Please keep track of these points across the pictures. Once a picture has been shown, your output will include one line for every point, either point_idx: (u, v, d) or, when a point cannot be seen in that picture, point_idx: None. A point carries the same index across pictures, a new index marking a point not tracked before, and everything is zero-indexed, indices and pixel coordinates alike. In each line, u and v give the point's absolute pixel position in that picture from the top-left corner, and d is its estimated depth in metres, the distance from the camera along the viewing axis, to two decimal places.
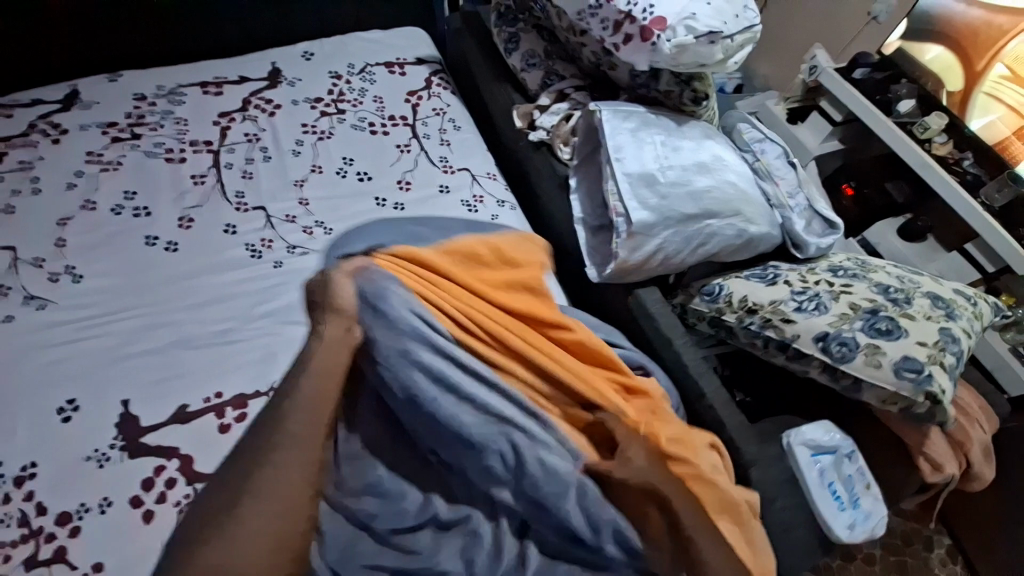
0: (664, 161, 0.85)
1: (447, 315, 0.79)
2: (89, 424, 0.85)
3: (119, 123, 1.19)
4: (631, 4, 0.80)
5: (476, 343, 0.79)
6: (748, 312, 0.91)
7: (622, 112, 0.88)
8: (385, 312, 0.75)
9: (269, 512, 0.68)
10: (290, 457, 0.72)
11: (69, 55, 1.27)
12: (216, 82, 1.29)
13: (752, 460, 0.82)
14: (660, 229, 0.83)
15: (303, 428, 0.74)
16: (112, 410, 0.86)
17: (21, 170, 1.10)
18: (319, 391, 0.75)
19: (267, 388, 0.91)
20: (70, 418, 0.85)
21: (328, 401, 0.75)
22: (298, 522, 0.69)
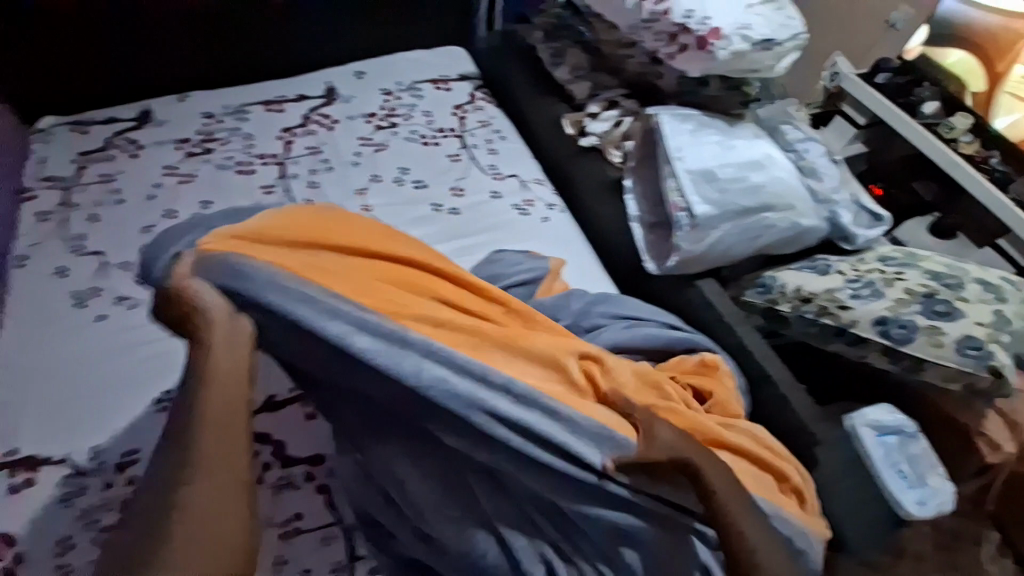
0: (721, 160, 0.91)
1: (333, 285, 0.69)
2: None
3: (192, 139, 1.27)
4: (687, 16, 0.86)
5: (381, 304, 0.69)
6: (803, 301, 0.95)
7: (680, 115, 0.95)
8: (245, 288, 0.65)
9: (201, 519, 0.48)
10: (214, 458, 0.52)
11: (137, 75, 1.34)
12: (277, 100, 1.37)
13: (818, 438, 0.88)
14: (721, 222, 0.89)
15: (215, 434, 0.53)
16: None
17: (103, 182, 1.17)
18: (229, 386, 0.57)
19: None
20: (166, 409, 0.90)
21: (239, 380, 0.58)
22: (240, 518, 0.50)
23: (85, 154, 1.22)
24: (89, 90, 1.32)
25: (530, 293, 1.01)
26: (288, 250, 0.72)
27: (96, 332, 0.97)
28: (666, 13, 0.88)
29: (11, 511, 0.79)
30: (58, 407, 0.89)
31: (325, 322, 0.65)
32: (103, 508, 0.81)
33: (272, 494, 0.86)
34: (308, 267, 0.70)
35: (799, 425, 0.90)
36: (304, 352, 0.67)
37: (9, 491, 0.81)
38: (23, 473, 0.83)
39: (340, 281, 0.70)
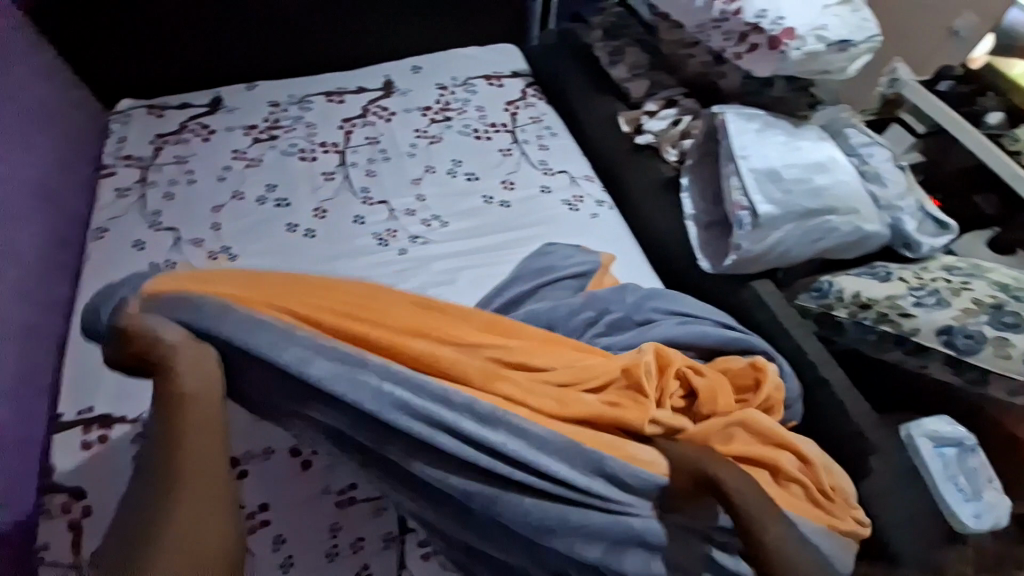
0: (786, 160, 0.91)
1: (292, 311, 0.70)
2: None
3: (259, 126, 1.33)
4: (761, 16, 0.85)
5: (341, 327, 0.70)
6: (861, 307, 0.94)
7: (745, 114, 0.95)
8: (204, 323, 0.65)
9: (185, 531, 0.49)
10: (193, 473, 0.53)
11: (207, 64, 1.41)
12: (338, 92, 1.42)
13: (875, 446, 0.86)
14: (784, 223, 0.88)
15: (191, 455, 0.54)
16: None
17: (177, 163, 1.24)
18: (193, 406, 0.58)
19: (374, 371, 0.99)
20: None
21: (213, 399, 0.60)
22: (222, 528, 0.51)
23: (160, 135, 1.29)
24: (163, 77, 1.39)
25: (582, 286, 1.02)
26: (243, 283, 0.74)
27: None
28: (738, 12, 0.87)
29: (91, 464, 0.86)
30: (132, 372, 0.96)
31: (283, 344, 0.66)
32: None
33: (324, 468, 0.89)
34: (266, 295, 0.71)
35: (855, 432, 0.89)
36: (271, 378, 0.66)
37: (83, 446, 0.88)
38: (97, 430, 0.90)
39: (301, 307, 0.71)
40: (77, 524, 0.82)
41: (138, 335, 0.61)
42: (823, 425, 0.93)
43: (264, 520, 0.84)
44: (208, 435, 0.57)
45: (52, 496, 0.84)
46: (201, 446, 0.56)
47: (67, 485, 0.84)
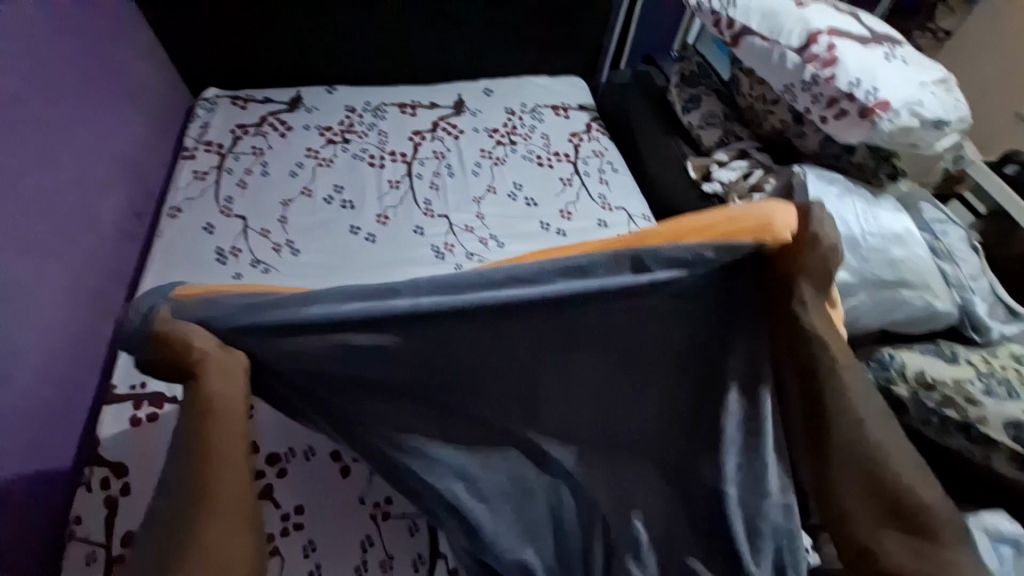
0: (867, 227, 0.90)
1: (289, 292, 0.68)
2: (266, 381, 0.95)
3: (334, 128, 1.37)
4: (853, 85, 0.87)
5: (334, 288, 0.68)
6: (925, 387, 0.91)
7: (826, 177, 0.95)
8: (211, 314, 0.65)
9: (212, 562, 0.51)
10: (218, 502, 0.55)
11: (292, 64, 1.46)
12: (411, 105, 1.46)
13: None
14: (858, 290, 0.89)
15: (215, 461, 0.57)
16: None
17: (253, 154, 1.28)
18: (213, 416, 0.59)
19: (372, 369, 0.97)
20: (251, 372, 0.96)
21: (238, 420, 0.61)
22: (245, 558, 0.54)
23: (241, 126, 1.34)
24: (246, 68, 1.44)
25: None
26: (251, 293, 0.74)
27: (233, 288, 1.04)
28: (831, 78, 0.88)
29: (136, 441, 0.84)
30: None
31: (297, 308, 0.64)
32: None
33: (365, 473, 0.87)
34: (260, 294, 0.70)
35: None
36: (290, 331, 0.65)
37: (133, 423, 0.85)
38: (148, 407, 0.87)
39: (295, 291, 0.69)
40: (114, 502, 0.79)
41: (176, 337, 0.61)
42: None
43: (297, 523, 0.82)
44: (233, 447, 0.59)
45: (94, 469, 0.82)
46: (223, 471, 0.57)
47: (111, 460, 0.82)
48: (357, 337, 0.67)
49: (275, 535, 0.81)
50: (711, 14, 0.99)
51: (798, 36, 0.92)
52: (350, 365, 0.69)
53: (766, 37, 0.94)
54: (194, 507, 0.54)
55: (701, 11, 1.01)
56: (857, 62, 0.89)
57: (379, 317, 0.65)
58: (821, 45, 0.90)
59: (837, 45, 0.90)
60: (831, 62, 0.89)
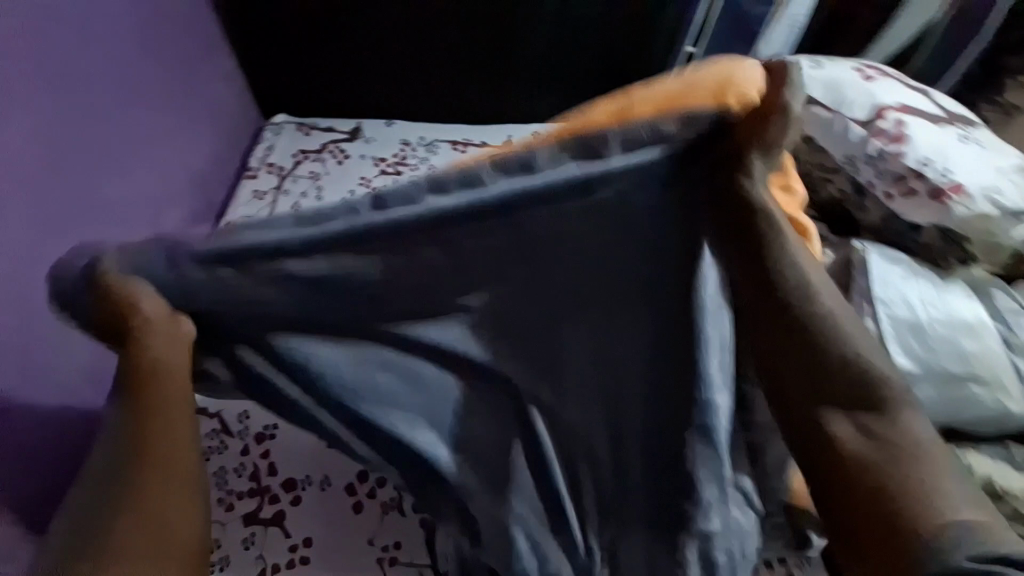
0: (934, 314, 0.85)
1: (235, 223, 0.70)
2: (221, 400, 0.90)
3: (388, 159, 1.43)
4: (924, 164, 0.88)
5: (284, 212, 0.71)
6: (994, 497, 0.83)
7: (890, 255, 0.90)
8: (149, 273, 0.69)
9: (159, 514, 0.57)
10: (159, 464, 0.61)
11: (356, 96, 1.53)
12: (463, 142, 1.51)
13: None
14: (921, 382, 0.83)
15: (155, 417, 0.63)
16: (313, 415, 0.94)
17: (311, 178, 1.35)
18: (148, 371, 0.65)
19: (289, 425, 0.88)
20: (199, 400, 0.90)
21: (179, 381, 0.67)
22: (186, 515, 0.59)
23: (302, 151, 1.42)
24: (313, 97, 1.53)
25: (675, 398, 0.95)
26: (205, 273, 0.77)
27: None
28: (899, 154, 0.89)
29: None
30: None
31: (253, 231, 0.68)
32: (234, 472, 0.85)
33: (378, 513, 0.83)
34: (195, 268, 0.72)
35: None
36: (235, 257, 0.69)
37: None
38: None
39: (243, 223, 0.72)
40: None
41: (119, 299, 0.66)
42: None
43: (303, 558, 0.80)
44: (178, 409, 0.65)
45: None
46: (168, 434, 0.63)
47: None
48: (297, 265, 0.70)
49: (281, 566, 0.79)
50: None
51: (864, 110, 0.93)
52: (313, 288, 0.73)
53: (830, 107, 0.95)
54: (135, 466, 0.59)
55: None
56: (929, 142, 0.89)
57: (316, 242, 0.68)
58: (889, 120, 0.91)
59: (907, 122, 0.91)
60: (899, 138, 0.89)
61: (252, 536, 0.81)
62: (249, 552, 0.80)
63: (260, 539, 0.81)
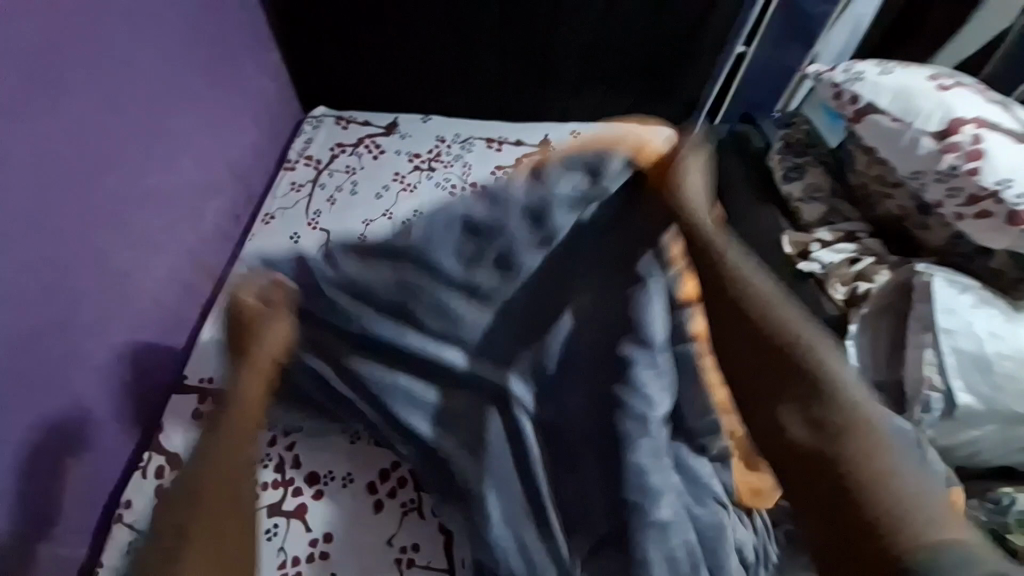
0: (1004, 349, 0.79)
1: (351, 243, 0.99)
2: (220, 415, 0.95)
3: (422, 155, 1.42)
4: (1002, 185, 0.79)
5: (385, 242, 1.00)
6: None
7: (956, 283, 0.84)
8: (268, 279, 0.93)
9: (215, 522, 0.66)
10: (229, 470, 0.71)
11: (393, 89, 1.53)
12: (498, 140, 1.49)
13: None
14: (986, 421, 0.79)
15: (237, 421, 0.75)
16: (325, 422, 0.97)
17: (347, 173, 1.36)
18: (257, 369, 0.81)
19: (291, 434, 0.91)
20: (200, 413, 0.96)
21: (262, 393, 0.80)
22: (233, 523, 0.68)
23: (339, 145, 1.43)
24: (352, 91, 1.53)
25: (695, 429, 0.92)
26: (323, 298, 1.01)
27: None
28: (974, 173, 0.80)
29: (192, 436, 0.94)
30: None
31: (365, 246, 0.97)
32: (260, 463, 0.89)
33: (396, 512, 0.85)
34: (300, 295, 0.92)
35: None
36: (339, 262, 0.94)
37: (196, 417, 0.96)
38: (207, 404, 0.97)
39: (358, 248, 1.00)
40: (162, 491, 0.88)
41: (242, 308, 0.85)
42: None
43: (323, 553, 0.82)
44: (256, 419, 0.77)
45: (153, 455, 0.93)
46: (239, 443, 0.73)
47: (170, 450, 0.92)
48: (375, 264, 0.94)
49: (302, 559, 0.82)
50: (832, 86, 0.96)
51: (938, 120, 0.85)
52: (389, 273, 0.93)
53: (897, 118, 0.88)
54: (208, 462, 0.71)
55: (823, 82, 0.98)
56: (1010, 159, 0.80)
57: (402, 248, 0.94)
58: (965, 134, 0.82)
59: (985, 136, 0.82)
60: (976, 155, 0.81)
61: (275, 527, 0.84)
62: (272, 543, 0.82)
63: (282, 530, 0.84)
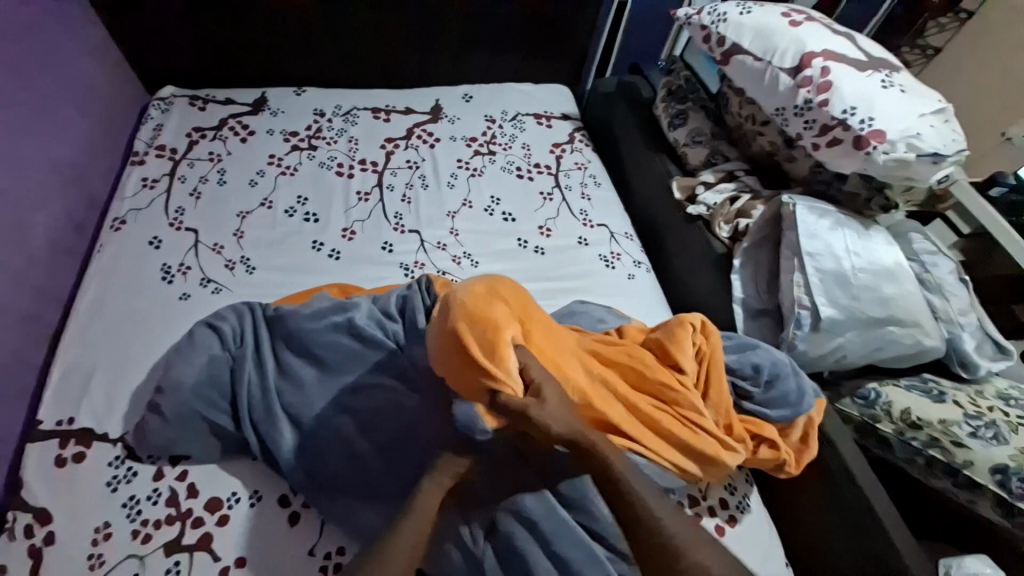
0: (858, 263, 0.88)
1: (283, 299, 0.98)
2: (90, 458, 0.78)
3: (300, 133, 1.28)
4: (847, 113, 0.84)
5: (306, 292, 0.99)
6: (910, 426, 0.89)
7: (817, 209, 0.92)
8: (277, 338, 0.86)
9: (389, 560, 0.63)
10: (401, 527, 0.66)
11: (256, 62, 1.35)
12: (386, 110, 1.38)
13: None
14: (846, 329, 0.86)
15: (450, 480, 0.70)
16: (204, 436, 0.78)
17: (211, 160, 1.19)
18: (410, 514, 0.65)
19: (176, 463, 0.78)
20: (64, 462, 0.77)
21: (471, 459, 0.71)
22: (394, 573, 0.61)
23: (198, 129, 1.24)
24: (206, 67, 1.33)
25: None
26: None
27: (178, 310, 0.95)
28: (825, 104, 0.85)
29: (60, 486, 0.75)
30: (121, 380, 0.85)
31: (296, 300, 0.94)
32: (149, 500, 0.75)
33: (316, 522, 0.77)
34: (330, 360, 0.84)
35: (898, 567, 0.76)
36: (263, 316, 0.89)
37: (56, 465, 0.77)
38: (75, 446, 0.79)
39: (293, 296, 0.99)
40: (35, 555, 0.70)
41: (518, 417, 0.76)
42: (861, 553, 0.81)
43: None
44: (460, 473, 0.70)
45: (13, 517, 0.73)
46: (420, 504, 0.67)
47: (32, 507, 0.73)
48: (285, 319, 0.87)
49: None
50: (702, 30, 0.99)
51: (791, 57, 0.89)
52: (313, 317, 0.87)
53: (758, 57, 0.92)
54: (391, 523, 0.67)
55: (692, 26, 1.01)
56: (853, 90, 0.85)
57: (277, 331, 0.87)
58: (815, 68, 0.87)
59: (832, 68, 0.87)
60: (825, 87, 0.86)
61: (175, 566, 0.71)
62: None
63: (183, 569, 0.71)
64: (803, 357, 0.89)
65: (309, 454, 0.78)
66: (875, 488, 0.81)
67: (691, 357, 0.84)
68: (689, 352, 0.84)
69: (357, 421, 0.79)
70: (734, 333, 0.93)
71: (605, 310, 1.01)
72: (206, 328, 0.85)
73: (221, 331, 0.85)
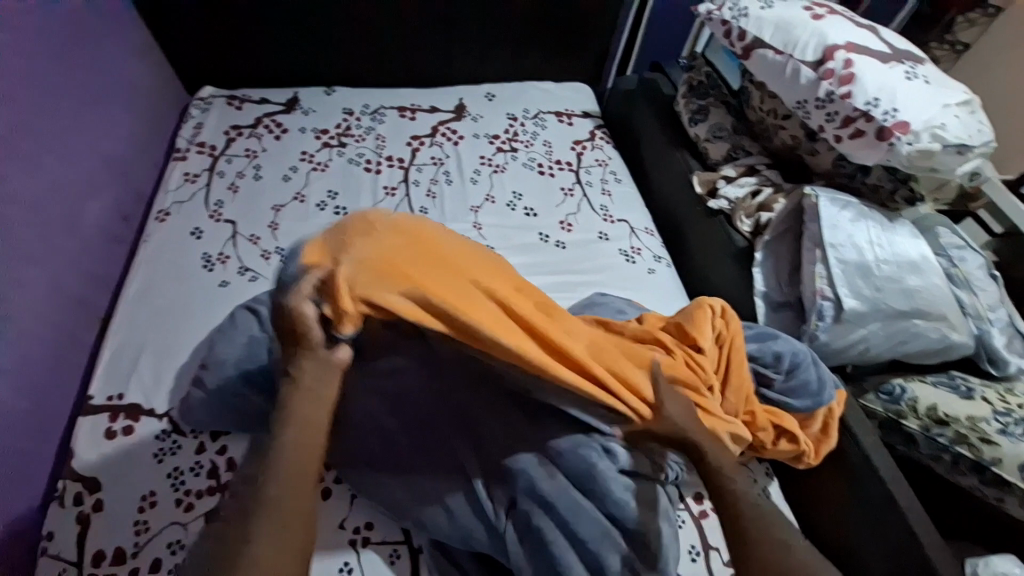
0: (881, 255, 0.89)
1: None
2: (138, 431, 0.83)
3: (330, 131, 1.34)
4: (870, 104, 0.84)
5: None
6: (936, 423, 0.88)
7: (839, 200, 0.93)
8: None
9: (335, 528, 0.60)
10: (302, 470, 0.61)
11: (289, 63, 1.40)
12: (411, 108, 1.42)
13: None
14: (869, 321, 0.86)
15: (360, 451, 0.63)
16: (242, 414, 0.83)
17: (247, 157, 1.25)
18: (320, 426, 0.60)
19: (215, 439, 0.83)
20: (115, 434, 0.83)
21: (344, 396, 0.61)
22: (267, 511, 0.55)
23: (235, 127, 1.31)
24: (242, 69, 1.39)
25: None
26: None
27: (218, 295, 1.01)
28: (847, 96, 0.86)
29: (110, 456, 0.81)
30: (166, 361, 0.91)
31: None
32: (191, 471, 0.80)
33: (346, 498, 0.81)
34: None
35: (921, 560, 0.75)
36: None
37: (108, 435, 0.82)
38: (123, 419, 0.84)
39: None
40: (87, 518, 0.76)
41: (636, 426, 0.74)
42: (884, 548, 0.80)
43: None
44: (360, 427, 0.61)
45: (67, 483, 0.78)
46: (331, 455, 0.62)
47: (85, 474, 0.79)
48: None
49: None
50: (722, 24, 1.00)
51: (813, 50, 0.90)
52: None
53: (780, 50, 0.93)
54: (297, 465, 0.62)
55: (712, 21, 1.01)
56: (876, 81, 0.86)
57: None
58: (838, 60, 0.88)
59: (855, 60, 0.88)
60: (848, 79, 0.86)
61: None
62: None
63: None
64: (826, 350, 0.89)
65: (340, 434, 0.81)
66: (898, 480, 0.81)
67: (710, 338, 0.85)
68: (708, 333, 0.85)
69: (387, 403, 0.80)
70: (754, 324, 0.94)
71: (625, 301, 1.03)
72: (246, 312, 0.90)
73: (259, 315, 0.90)
